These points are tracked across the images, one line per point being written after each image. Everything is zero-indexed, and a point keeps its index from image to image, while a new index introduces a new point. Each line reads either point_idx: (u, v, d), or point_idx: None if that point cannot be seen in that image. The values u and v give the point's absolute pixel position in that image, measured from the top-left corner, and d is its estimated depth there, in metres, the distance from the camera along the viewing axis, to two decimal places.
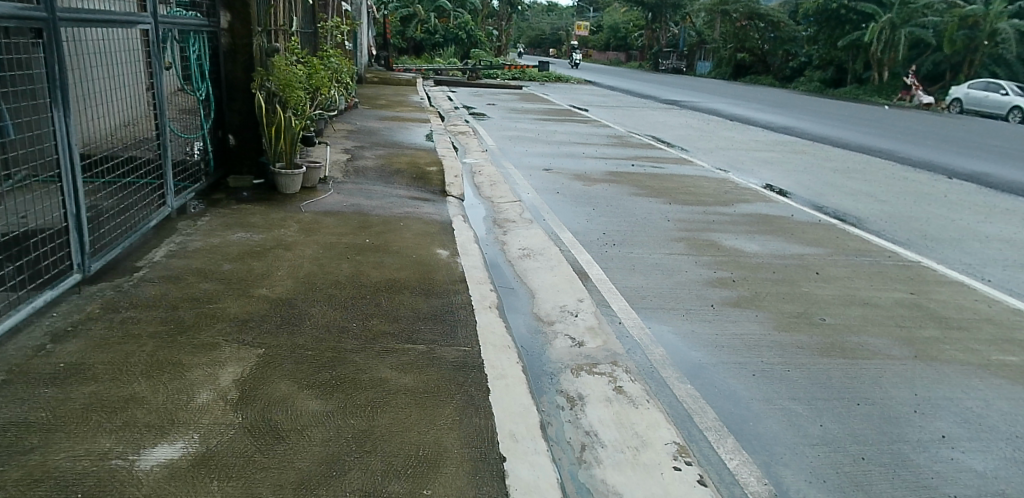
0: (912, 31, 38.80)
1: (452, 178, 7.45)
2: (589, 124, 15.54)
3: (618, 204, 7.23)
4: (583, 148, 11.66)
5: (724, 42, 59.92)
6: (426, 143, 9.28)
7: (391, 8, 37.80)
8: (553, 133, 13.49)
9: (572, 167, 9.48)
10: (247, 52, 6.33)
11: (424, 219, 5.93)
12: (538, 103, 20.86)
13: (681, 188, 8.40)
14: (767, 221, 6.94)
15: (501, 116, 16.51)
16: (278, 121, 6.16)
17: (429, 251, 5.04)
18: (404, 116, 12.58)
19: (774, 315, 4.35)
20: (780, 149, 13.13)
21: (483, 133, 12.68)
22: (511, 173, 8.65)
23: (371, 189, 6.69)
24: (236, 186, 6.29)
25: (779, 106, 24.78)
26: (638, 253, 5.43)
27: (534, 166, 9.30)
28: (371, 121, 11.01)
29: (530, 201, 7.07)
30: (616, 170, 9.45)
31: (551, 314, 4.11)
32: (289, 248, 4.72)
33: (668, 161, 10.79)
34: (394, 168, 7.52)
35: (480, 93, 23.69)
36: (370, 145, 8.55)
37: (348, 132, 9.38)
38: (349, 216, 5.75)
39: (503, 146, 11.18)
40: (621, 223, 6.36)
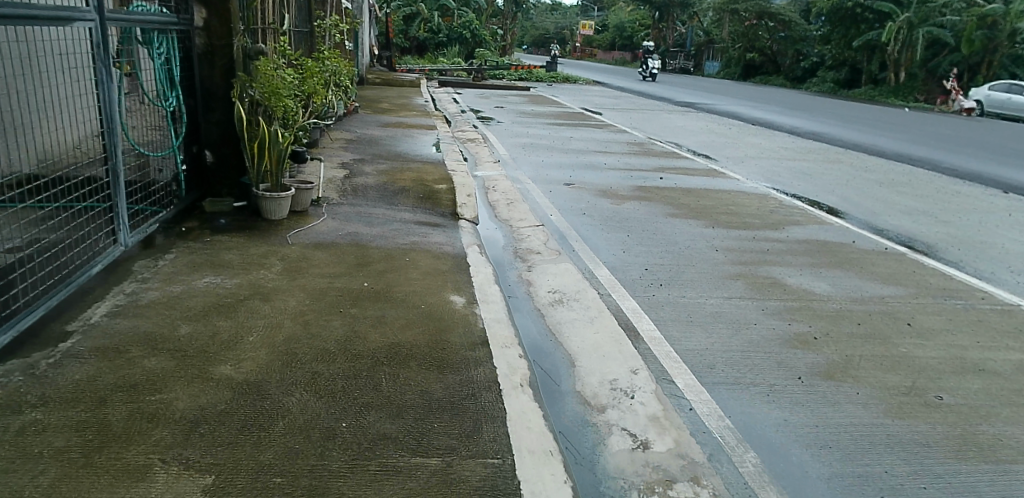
0: (930, 31, 37.75)
1: (464, 197, 6.54)
2: (606, 130, 14.64)
3: (654, 228, 6.32)
4: (603, 156, 10.75)
5: (733, 42, 58.90)
6: (433, 155, 8.38)
7: (395, 7, 36.94)
8: (569, 139, 12.58)
9: (596, 181, 8.56)
10: (227, 55, 5.44)
11: (433, 252, 5.04)
12: (549, 106, 19.97)
13: (720, 207, 7.48)
14: (828, 250, 6.02)
15: (511, 120, 15.62)
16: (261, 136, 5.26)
17: (441, 298, 4.14)
18: (410, 122, 11.69)
19: (879, 392, 3.43)
20: (814, 157, 12.20)
21: (494, 140, 11.75)
22: (529, 189, 7.73)
23: (371, 214, 5.80)
24: (214, 211, 5.40)
25: (799, 108, 23.81)
26: (690, 297, 4.51)
27: (554, 181, 8.38)
28: (372, 129, 10.12)
29: (554, 226, 6.14)
30: (645, 185, 8.53)
31: (599, 394, 3.19)
32: (267, 298, 3.83)
33: (697, 172, 9.88)
34: (398, 186, 6.62)
35: (487, 95, 22.80)
36: (372, 158, 7.65)
37: (347, 143, 8.49)
38: (344, 250, 4.85)
39: (517, 155, 10.26)
40: (663, 255, 5.45)
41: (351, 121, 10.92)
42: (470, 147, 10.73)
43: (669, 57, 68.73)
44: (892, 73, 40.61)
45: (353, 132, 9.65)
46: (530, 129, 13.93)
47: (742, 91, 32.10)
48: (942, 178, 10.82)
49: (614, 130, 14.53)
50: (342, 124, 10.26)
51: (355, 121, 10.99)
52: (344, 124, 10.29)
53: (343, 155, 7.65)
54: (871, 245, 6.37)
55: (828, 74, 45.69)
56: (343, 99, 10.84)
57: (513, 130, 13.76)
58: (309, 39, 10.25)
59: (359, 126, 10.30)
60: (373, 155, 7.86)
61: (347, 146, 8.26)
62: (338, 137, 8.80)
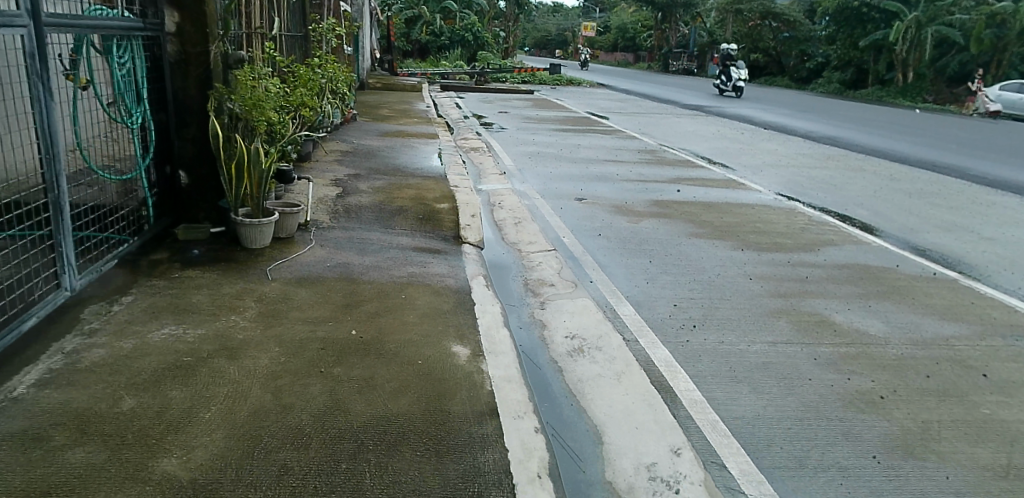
0: (940, 30, 37.03)
1: (468, 218, 5.94)
2: (615, 135, 14.03)
3: (678, 252, 5.71)
4: (614, 165, 10.15)
5: (738, 42, 58.22)
6: (434, 168, 7.78)
7: (396, 9, 36.41)
8: (577, 146, 11.98)
9: (609, 195, 7.95)
10: (203, 63, 4.82)
11: (433, 286, 4.44)
12: (554, 110, 19.38)
13: (746, 225, 6.87)
14: (872, 278, 5.40)
15: (516, 126, 15.03)
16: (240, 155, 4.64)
17: (442, 349, 3.54)
18: (410, 130, 11.11)
19: (971, 475, 2.82)
20: (836, 165, 11.56)
21: (499, 149, 11.16)
22: (538, 206, 7.12)
23: (364, 240, 5.20)
24: (189, 239, 4.79)
25: (811, 110, 23.14)
26: (729, 343, 3.91)
27: (564, 195, 7.77)
28: (370, 139, 9.52)
29: (568, 250, 5.54)
30: (662, 199, 7.92)
31: (635, 486, 2.59)
32: (236, 355, 3.23)
33: (715, 183, 9.28)
34: (395, 205, 6.02)
35: (490, 99, 22.22)
36: (368, 173, 7.05)
37: (342, 156, 7.90)
38: (332, 285, 4.26)
39: (524, 165, 9.66)
40: (692, 286, 4.84)
41: (348, 130, 10.33)
42: (474, 157, 10.14)
43: (673, 58, 68.11)
44: (901, 73, 39.90)
45: (350, 142, 9.06)
46: (536, 136, 13.34)
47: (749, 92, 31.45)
48: (974, 187, 10.20)
49: (623, 136, 13.93)
50: (338, 134, 9.67)
51: (353, 130, 10.41)
52: (340, 134, 9.70)
53: (337, 170, 7.06)
54: (917, 269, 5.75)
55: (836, 74, 45.03)
56: (339, 107, 10.26)
57: (519, 137, 13.17)
58: (302, 44, 9.66)
59: (356, 136, 9.72)
60: (369, 169, 7.26)
61: (341, 159, 7.66)
62: (332, 149, 8.21)
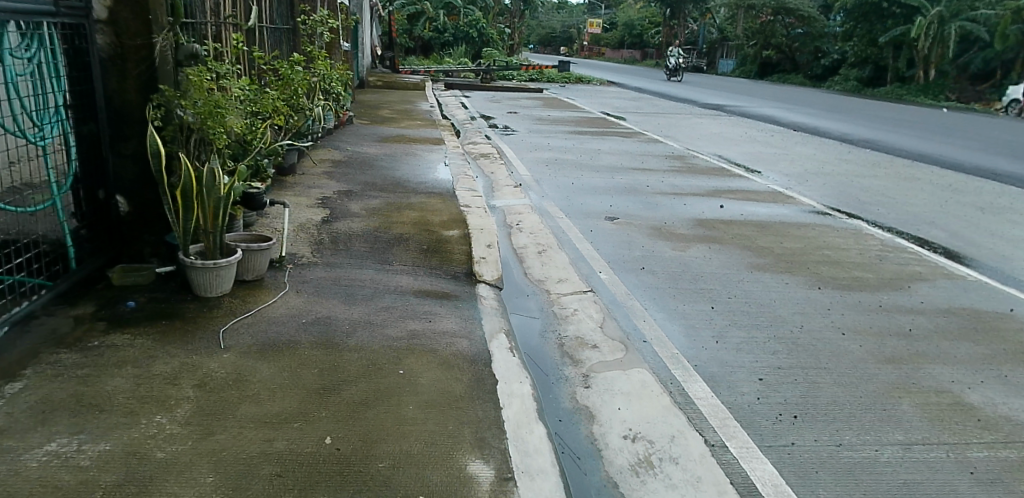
0: (963, 26, 35.74)
1: (482, 248, 4.86)
2: (635, 138, 12.94)
3: (742, 296, 4.62)
4: (641, 174, 9.04)
5: (749, 39, 56.88)
6: (439, 181, 6.70)
7: (398, 5, 35.28)
8: (597, 151, 10.89)
9: (642, 213, 6.86)
10: (145, 59, 3.79)
11: (441, 352, 3.37)
12: (566, 110, 18.30)
13: (812, 253, 5.77)
14: (989, 330, 4.31)
15: (527, 128, 13.97)
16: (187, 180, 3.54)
17: (452, 465, 2.46)
18: (412, 135, 10.02)
19: None
20: (883, 173, 10.45)
21: (510, 155, 10.05)
22: (563, 228, 6.03)
23: (354, 282, 4.14)
24: (124, 284, 3.74)
25: (836, 110, 21.97)
26: (849, 447, 2.82)
27: (592, 213, 6.68)
28: (366, 147, 8.44)
29: (608, 293, 4.46)
30: (705, 217, 6.82)
31: None
32: (144, 495, 2.15)
33: (758, 196, 8.18)
34: (394, 233, 4.94)
35: (497, 98, 21.16)
36: (361, 191, 5.97)
37: (331, 169, 6.82)
38: (306, 353, 3.21)
39: (541, 175, 8.57)
40: (772, 350, 3.76)
41: (342, 135, 9.25)
42: (484, 165, 9.04)
43: (682, 56, 66.84)
44: (921, 71, 38.60)
45: (343, 151, 7.99)
46: (550, 139, 12.25)
47: (766, 91, 30.24)
48: None
49: (644, 139, 12.81)
50: (330, 141, 8.59)
51: (348, 135, 9.33)
52: (333, 141, 8.63)
53: (323, 188, 5.98)
54: None
55: (851, 72, 43.75)
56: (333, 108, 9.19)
57: (531, 140, 12.09)
58: (288, 39, 8.59)
59: (349, 143, 8.64)
60: (364, 186, 6.18)
61: (330, 173, 6.59)
62: (322, 161, 7.14)
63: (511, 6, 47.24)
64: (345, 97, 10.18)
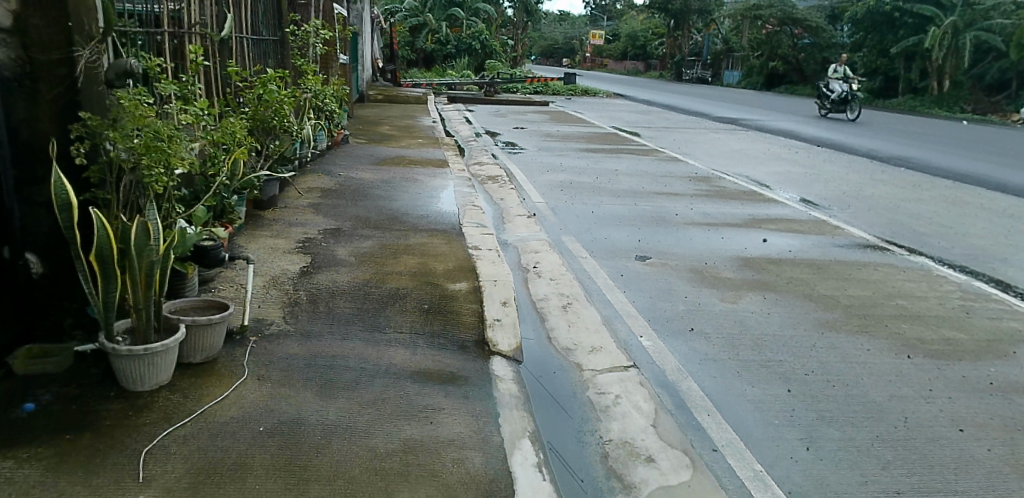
0: (977, 36, 34.87)
1: (496, 307, 3.94)
2: (651, 156, 12.09)
3: (820, 371, 3.71)
4: (667, 200, 8.14)
5: (756, 49, 56.07)
6: (443, 214, 5.82)
7: (400, 17, 34.54)
8: (614, 172, 9.99)
9: (677, 250, 5.95)
10: (65, 77, 2.90)
11: (444, 477, 2.46)
12: (575, 124, 17.48)
13: (885, 304, 4.87)
14: None
15: (536, 145, 13.13)
16: (128, 242, 2.71)
17: None
18: (413, 156, 9.14)
19: None
20: (928, 195, 9.56)
21: (522, 177, 9.15)
22: (590, 273, 5.11)
23: (333, 359, 3.26)
24: (28, 375, 2.91)
25: (856, 122, 21.07)
26: None
27: (619, 251, 5.77)
28: (361, 172, 7.57)
29: (656, 370, 3.54)
30: (750, 255, 5.90)
31: None
32: None
33: (800, 225, 7.29)
34: (387, 287, 4.03)
35: (503, 112, 20.36)
36: (351, 230, 5.08)
37: (317, 200, 5.93)
38: (255, 486, 2.32)
39: (556, 202, 7.66)
40: (879, 462, 2.85)
41: (336, 158, 8.38)
42: (493, 190, 8.14)
43: (687, 67, 66.18)
44: (934, 82, 37.74)
45: (335, 177, 7.13)
46: (563, 158, 11.37)
47: (778, 103, 29.34)
48: None
49: (663, 158, 11.93)
50: (321, 165, 7.73)
51: (342, 158, 8.46)
52: (324, 165, 7.76)
53: (306, 226, 5.10)
54: None
55: (862, 83, 42.85)
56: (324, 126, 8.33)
57: (541, 158, 11.20)
58: (275, 50, 7.73)
59: (342, 167, 7.77)
60: (354, 223, 5.28)
61: (316, 206, 5.71)
62: (309, 190, 6.26)
63: (514, 18, 46.53)
64: (340, 114, 9.33)
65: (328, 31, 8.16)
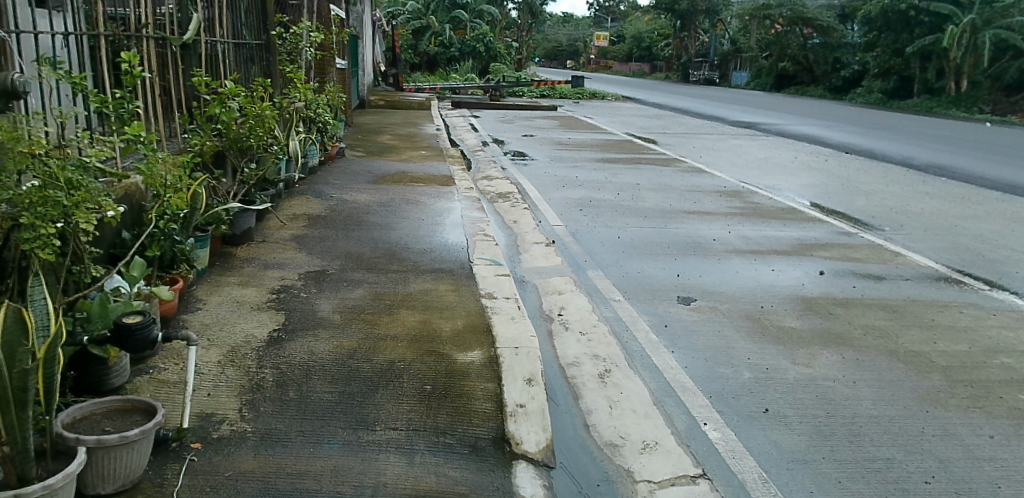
0: (997, 35, 33.82)
1: (518, 387, 3.04)
2: (672, 167, 11.21)
3: (943, 475, 2.83)
4: (700, 221, 7.26)
5: (765, 50, 55.06)
6: (448, 248, 4.95)
7: (402, 20, 33.72)
8: (636, 187, 9.12)
9: (724, 289, 5.06)
10: None
11: None
12: (587, 131, 16.60)
13: (989, 364, 3.98)
14: None
15: (547, 154, 12.26)
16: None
17: None
18: (416, 171, 8.31)
19: None
20: (983, 212, 8.65)
21: (536, 194, 8.28)
22: (627, 325, 4.23)
23: (300, 479, 2.39)
24: None
25: (879, 126, 20.12)
26: None
27: (657, 291, 4.89)
28: (356, 193, 6.73)
29: (735, 485, 2.67)
30: (809, 296, 5.02)
31: None
32: None
33: (855, 252, 6.40)
34: (379, 359, 3.15)
35: (509, 118, 19.50)
36: (338, 273, 4.21)
37: (299, 233, 5.08)
38: None
39: (577, 225, 6.79)
40: None
41: (329, 175, 7.56)
42: (505, 211, 7.28)
43: (694, 68, 65.20)
44: (951, 82, 36.70)
45: (326, 200, 6.30)
46: (578, 170, 10.51)
47: (794, 106, 28.37)
48: None
49: (685, 169, 11.05)
50: (311, 186, 6.89)
51: (334, 174, 7.63)
52: (315, 185, 6.93)
53: (283, 269, 4.24)
54: None
55: (875, 83, 41.80)
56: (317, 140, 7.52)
57: (554, 170, 10.34)
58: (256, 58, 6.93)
59: (334, 187, 6.94)
60: (343, 264, 4.41)
61: (298, 242, 4.86)
62: (293, 219, 5.41)
63: (519, 20, 45.68)
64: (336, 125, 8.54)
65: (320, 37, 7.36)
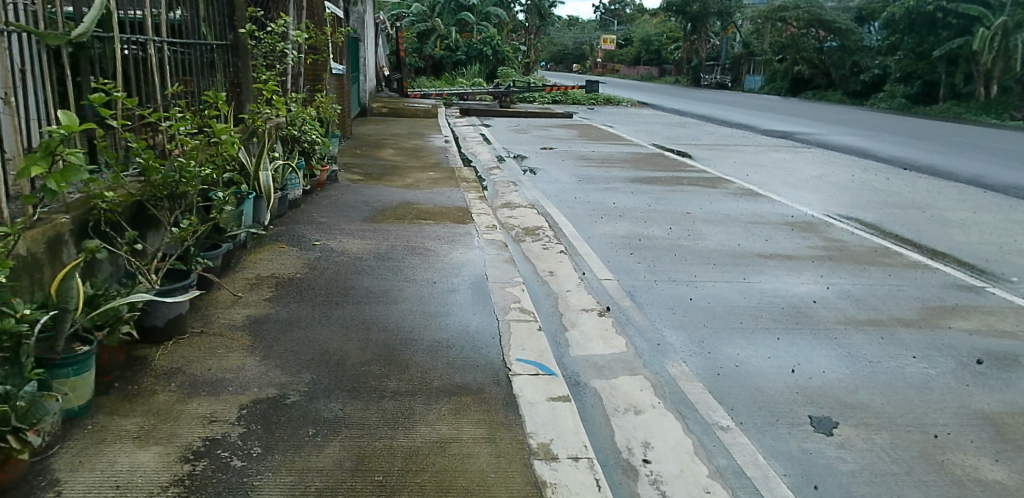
0: None
1: None
2: (718, 188, 9.69)
3: None
4: (782, 271, 5.74)
5: (780, 53, 53.42)
6: (471, 340, 3.45)
7: (406, 23, 32.28)
8: (686, 217, 7.61)
9: (864, 398, 3.55)
10: None
11: None
12: (610, 142, 15.10)
13: None
14: None
15: (571, 172, 10.77)
16: None
17: None
18: (422, 200, 6.81)
19: None
20: None
21: (570, 229, 6.79)
22: (755, 487, 2.71)
23: None
24: None
25: (924, 135, 18.52)
26: None
27: (774, 406, 3.38)
28: (345, 237, 5.25)
29: None
30: (989, 409, 3.50)
31: None
32: None
33: (999, 319, 4.86)
34: None
35: (523, 127, 18.01)
36: (305, 403, 2.70)
37: (258, 316, 3.60)
38: None
39: (630, 280, 5.28)
40: None
41: (313, 210, 6.08)
42: (535, 257, 5.77)
43: (705, 72, 63.59)
44: (982, 87, 34.95)
45: (303, 250, 4.82)
46: (612, 193, 9.00)
47: (821, 111, 26.77)
48: None
49: (734, 191, 9.54)
50: (288, 228, 5.40)
51: (319, 209, 6.14)
52: (293, 227, 5.44)
53: (219, 395, 2.75)
54: None
55: (899, 88, 40.12)
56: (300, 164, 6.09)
57: (583, 193, 8.83)
58: (220, 67, 5.48)
59: (317, 229, 5.44)
60: (314, 380, 2.92)
61: (253, 334, 3.37)
62: (254, 291, 3.94)
63: (527, 22, 44.23)
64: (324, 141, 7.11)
65: (301, 39, 5.92)
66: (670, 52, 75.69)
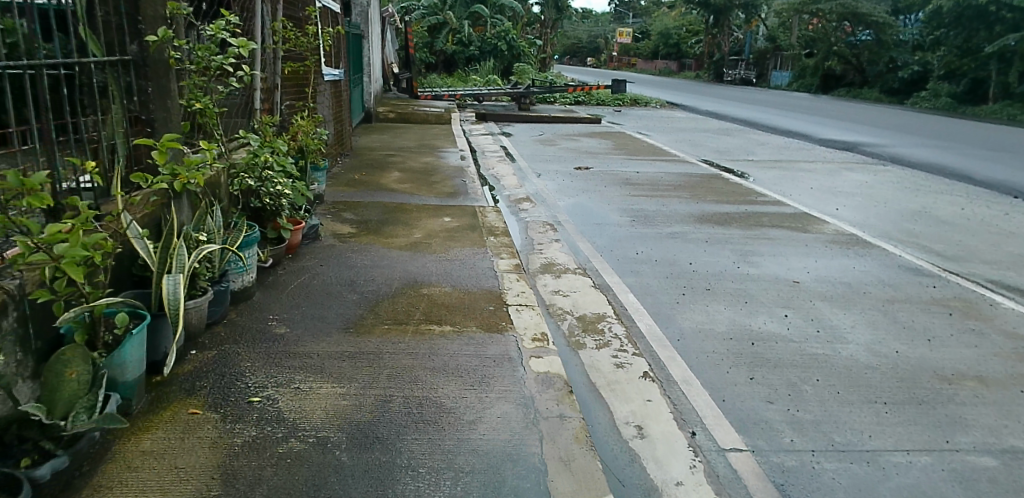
0: None
1: None
2: (810, 235, 7.65)
3: None
4: (994, 421, 3.73)
5: (808, 49, 50.94)
6: None
7: (416, 16, 30.16)
8: (796, 295, 5.57)
9: None
10: None
11: None
12: (651, 158, 13.06)
13: None
14: None
15: (617, 205, 8.77)
16: None
17: None
18: (436, 277, 4.81)
19: None
20: None
21: (646, 321, 4.75)
22: None
23: None
24: None
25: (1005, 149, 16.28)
26: None
27: None
28: (309, 376, 3.22)
29: None
30: None
31: None
32: None
33: None
34: None
35: (548, 136, 15.99)
36: None
37: None
38: None
39: (774, 454, 3.25)
40: None
41: (272, 305, 4.06)
42: (608, 391, 3.74)
43: (728, 67, 61.17)
44: None
45: (230, 420, 2.81)
46: (680, 244, 6.96)
47: (869, 116, 24.51)
48: None
49: (831, 239, 7.50)
50: (221, 353, 3.39)
51: (281, 302, 4.12)
52: (231, 350, 3.43)
53: None
54: None
55: (943, 87, 37.63)
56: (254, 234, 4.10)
57: (644, 245, 6.80)
58: (115, 92, 3.45)
59: (268, 354, 3.42)
60: None
61: None
62: None
63: (543, 15, 41.97)
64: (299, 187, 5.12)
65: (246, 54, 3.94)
66: (689, 46, 73.28)
